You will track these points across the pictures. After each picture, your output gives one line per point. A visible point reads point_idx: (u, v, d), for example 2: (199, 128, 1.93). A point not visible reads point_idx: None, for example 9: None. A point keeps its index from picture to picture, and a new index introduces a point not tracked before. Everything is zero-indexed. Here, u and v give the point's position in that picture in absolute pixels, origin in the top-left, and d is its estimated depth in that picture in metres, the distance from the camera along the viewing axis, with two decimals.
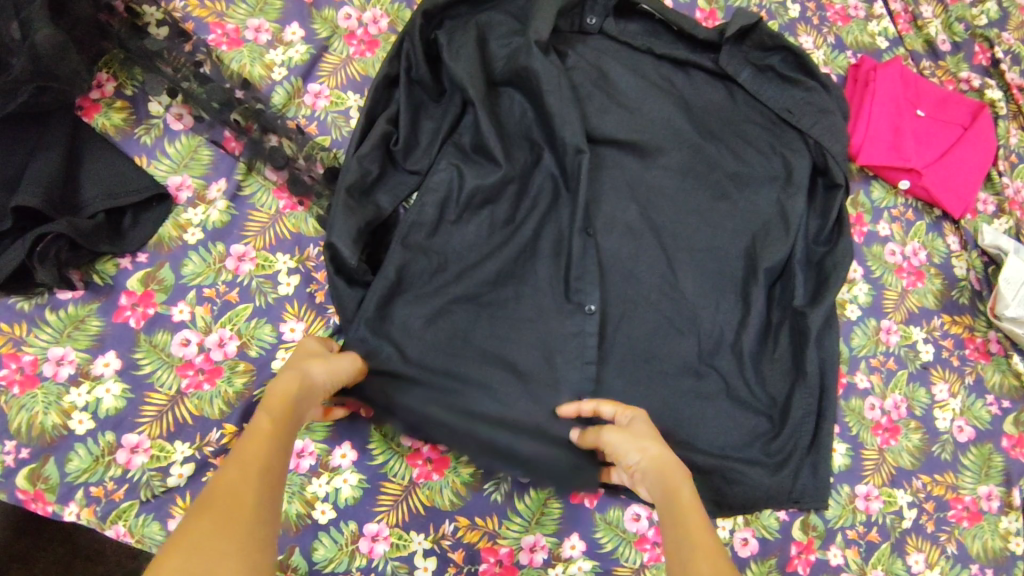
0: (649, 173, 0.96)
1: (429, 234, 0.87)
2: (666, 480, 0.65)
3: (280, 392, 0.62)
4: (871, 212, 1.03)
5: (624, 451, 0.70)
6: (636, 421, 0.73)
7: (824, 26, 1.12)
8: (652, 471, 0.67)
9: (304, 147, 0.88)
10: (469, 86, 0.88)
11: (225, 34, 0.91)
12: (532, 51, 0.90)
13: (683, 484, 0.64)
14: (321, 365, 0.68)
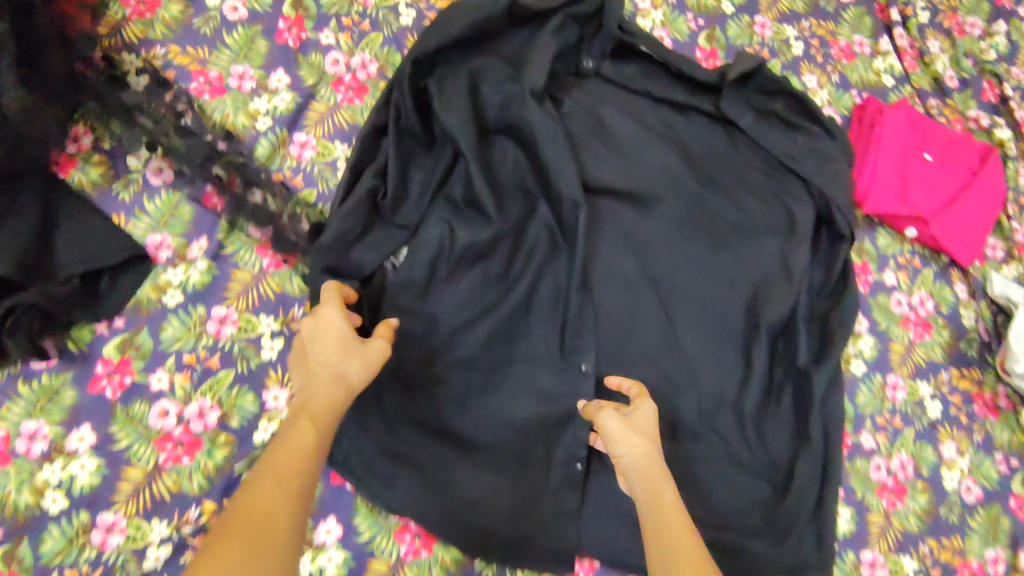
0: (648, 222, 0.92)
1: (420, 293, 0.84)
2: (650, 482, 0.69)
3: (323, 404, 0.64)
4: (877, 260, 1.00)
5: (614, 441, 0.72)
6: (634, 411, 0.74)
7: (829, 64, 1.08)
8: (635, 469, 0.70)
9: (288, 204, 0.84)
10: (462, 139, 0.85)
11: (207, 81, 0.87)
12: (527, 101, 0.89)
13: (665, 487, 0.68)
14: (360, 364, 0.69)
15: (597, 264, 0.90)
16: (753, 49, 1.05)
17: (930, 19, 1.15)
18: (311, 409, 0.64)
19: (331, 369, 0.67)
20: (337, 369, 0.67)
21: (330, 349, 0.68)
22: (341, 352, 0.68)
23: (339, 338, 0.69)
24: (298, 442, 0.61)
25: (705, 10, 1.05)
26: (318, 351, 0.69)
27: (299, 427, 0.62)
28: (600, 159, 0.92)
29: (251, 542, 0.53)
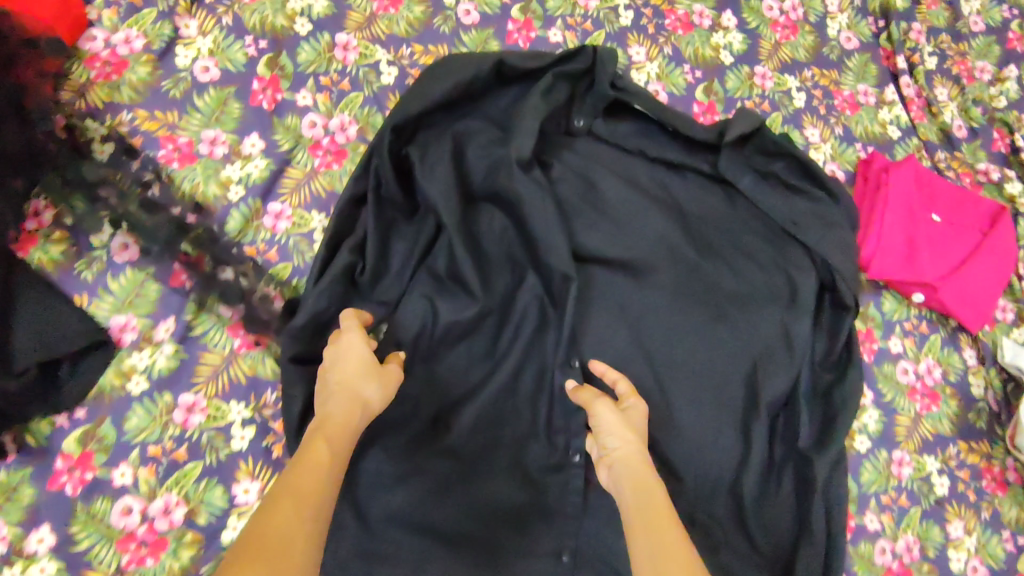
0: (641, 293, 0.87)
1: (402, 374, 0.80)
2: (638, 475, 0.66)
3: (340, 424, 0.63)
4: (882, 326, 0.96)
5: (608, 434, 0.71)
6: (629, 411, 0.74)
7: (832, 115, 1.03)
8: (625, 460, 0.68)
9: (262, 278, 0.80)
10: (444, 213, 0.81)
11: (176, 148, 0.83)
12: (513, 172, 0.84)
13: (654, 481, 0.65)
14: (378, 389, 0.68)
15: (585, 342, 0.85)
16: (753, 101, 1.00)
17: (937, 65, 1.10)
18: (328, 429, 0.62)
19: (350, 392, 0.66)
20: (356, 390, 0.67)
21: (350, 371, 0.68)
22: (360, 374, 0.68)
23: (359, 360, 0.69)
24: (317, 458, 0.59)
25: (703, 61, 1.00)
26: (339, 374, 0.68)
27: (314, 445, 0.60)
28: (594, 225, 0.88)
29: (274, 549, 0.50)
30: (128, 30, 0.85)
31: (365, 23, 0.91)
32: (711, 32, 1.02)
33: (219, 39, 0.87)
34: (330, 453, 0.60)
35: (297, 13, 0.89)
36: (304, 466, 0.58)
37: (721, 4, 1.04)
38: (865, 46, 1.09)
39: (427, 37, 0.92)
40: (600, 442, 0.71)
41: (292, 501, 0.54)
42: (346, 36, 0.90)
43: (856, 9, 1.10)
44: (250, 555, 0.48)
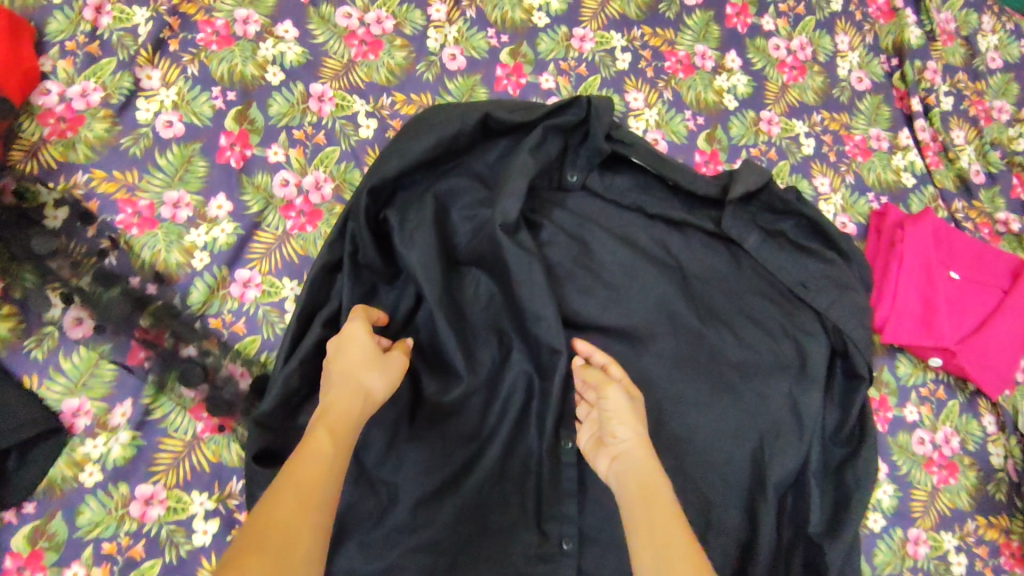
0: (638, 363, 0.81)
1: (379, 460, 0.74)
2: (646, 471, 0.62)
3: (340, 414, 0.60)
4: (896, 392, 0.90)
5: (620, 421, 0.66)
6: (637, 400, 0.69)
7: (843, 162, 0.97)
8: (633, 454, 0.64)
9: (229, 352, 0.75)
10: (423, 284, 0.75)
11: (136, 213, 0.76)
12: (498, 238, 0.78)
13: (662, 478, 0.62)
14: (380, 378, 0.65)
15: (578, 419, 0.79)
16: (759, 149, 0.94)
17: (953, 105, 1.04)
18: (330, 420, 0.60)
19: (352, 382, 0.63)
20: (357, 379, 0.64)
21: (354, 362, 0.65)
22: (364, 363, 0.65)
23: (362, 352, 0.66)
24: (318, 450, 0.56)
25: (705, 107, 0.94)
26: (340, 365, 0.65)
27: (315, 436, 0.57)
28: (588, 290, 0.82)
29: (278, 550, 0.48)
30: (84, 83, 0.79)
31: (343, 71, 0.84)
32: (714, 75, 0.95)
33: (183, 91, 0.80)
34: (332, 445, 0.57)
35: (269, 61, 0.83)
36: (305, 458, 0.55)
37: (725, 43, 0.97)
38: (877, 86, 1.02)
39: (409, 85, 0.86)
40: (607, 427, 0.67)
41: (292, 498, 0.52)
42: (322, 86, 0.83)
43: (868, 47, 1.04)
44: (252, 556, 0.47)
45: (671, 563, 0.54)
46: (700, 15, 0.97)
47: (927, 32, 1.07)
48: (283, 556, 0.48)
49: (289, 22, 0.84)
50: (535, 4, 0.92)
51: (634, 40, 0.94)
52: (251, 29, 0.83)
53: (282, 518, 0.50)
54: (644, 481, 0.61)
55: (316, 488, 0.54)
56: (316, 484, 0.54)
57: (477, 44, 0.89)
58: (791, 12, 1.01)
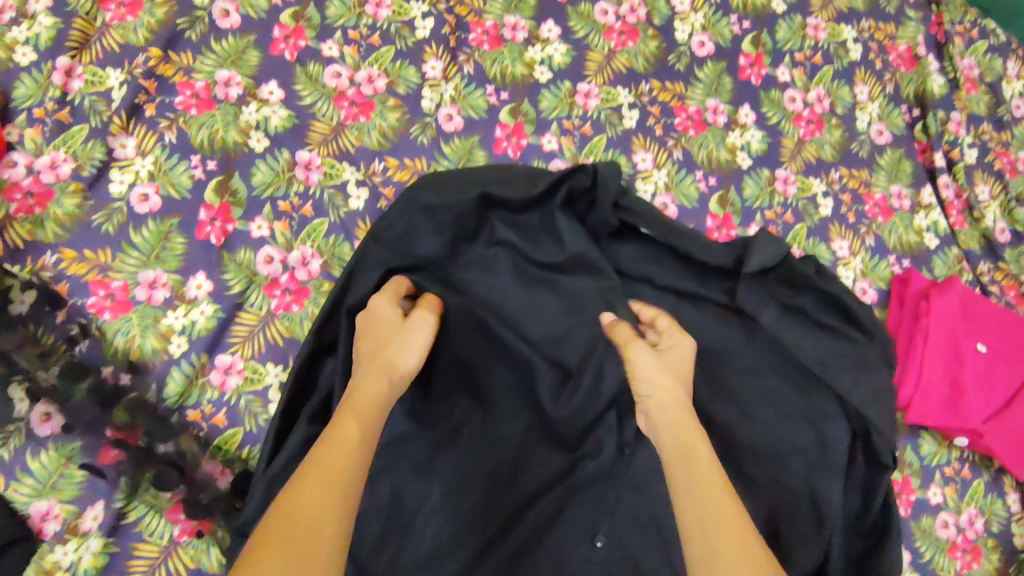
0: (643, 450, 0.75)
1: (373, 549, 0.67)
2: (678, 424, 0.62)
3: (367, 392, 0.60)
4: (919, 473, 0.85)
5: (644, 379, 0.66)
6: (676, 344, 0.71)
7: (863, 224, 0.91)
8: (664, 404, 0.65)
9: (208, 449, 0.70)
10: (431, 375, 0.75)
11: (108, 295, 0.71)
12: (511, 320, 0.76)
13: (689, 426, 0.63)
14: (402, 350, 0.65)
15: (585, 492, 0.72)
16: (774, 211, 0.88)
17: (978, 158, 0.99)
18: (356, 402, 0.58)
19: (376, 359, 0.63)
20: (382, 356, 0.64)
21: (376, 343, 0.66)
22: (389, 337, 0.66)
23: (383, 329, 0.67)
24: (347, 436, 0.55)
25: (717, 166, 0.88)
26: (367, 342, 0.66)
27: (344, 420, 0.56)
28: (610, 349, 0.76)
29: (306, 536, 0.46)
30: (53, 153, 0.73)
31: (331, 135, 0.79)
32: (726, 131, 0.90)
33: (160, 160, 0.75)
34: (359, 428, 0.56)
35: (252, 126, 0.77)
36: (334, 441, 0.54)
37: (739, 96, 0.92)
38: (898, 139, 0.97)
39: (402, 148, 0.81)
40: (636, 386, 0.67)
41: (318, 483, 0.50)
42: (309, 153, 0.78)
43: (888, 97, 0.98)
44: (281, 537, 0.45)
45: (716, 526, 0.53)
46: (711, 66, 0.92)
47: (950, 80, 1.02)
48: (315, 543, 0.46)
49: (274, 83, 0.79)
50: (536, 58, 0.87)
51: (642, 95, 0.88)
52: (233, 91, 0.78)
53: (312, 504, 0.48)
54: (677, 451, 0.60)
55: (342, 472, 0.52)
56: (343, 468, 0.52)
57: (475, 103, 0.84)
58: (807, 61, 0.96)
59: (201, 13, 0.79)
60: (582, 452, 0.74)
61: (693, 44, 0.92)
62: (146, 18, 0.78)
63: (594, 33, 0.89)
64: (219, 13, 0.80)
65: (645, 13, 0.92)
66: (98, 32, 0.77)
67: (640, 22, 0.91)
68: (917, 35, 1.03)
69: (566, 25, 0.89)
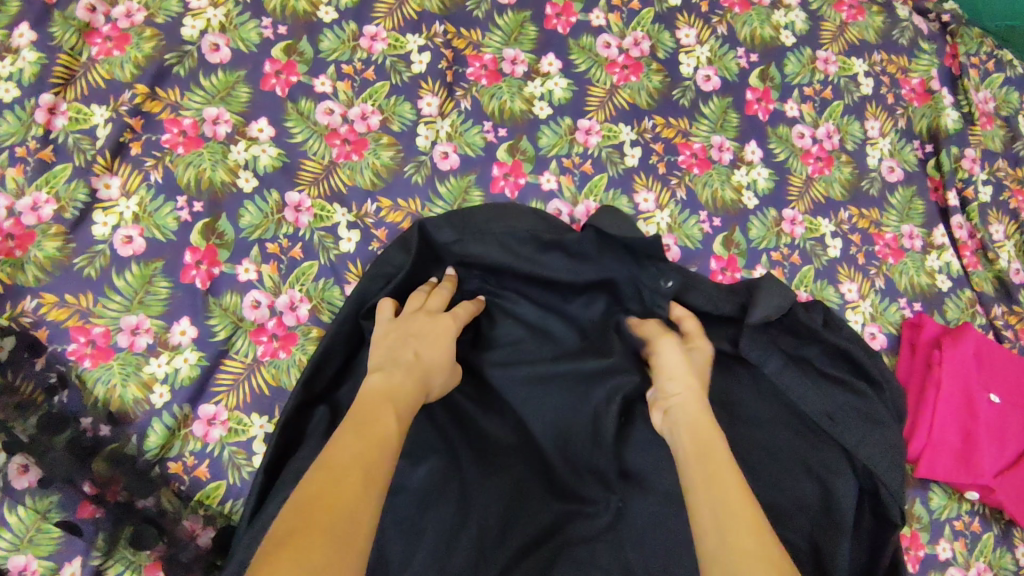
0: (637, 502, 0.69)
1: None
2: (695, 418, 0.61)
3: (406, 395, 0.58)
4: (929, 527, 0.81)
5: (669, 377, 0.66)
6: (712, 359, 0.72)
7: (873, 265, 0.88)
8: (693, 410, 0.63)
9: (188, 503, 0.67)
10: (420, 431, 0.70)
11: (89, 341, 0.68)
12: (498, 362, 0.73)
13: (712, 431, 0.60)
14: (441, 386, 0.65)
15: (574, 548, 0.67)
16: (780, 253, 0.85)
17: (992, 196, 0.96)
18: (394, 393, 0.58)
19: (418, 369, 0.62)
20: (425, 370, 0.63)
21: (426, 348, 0.64)
22: (434, 357, 0.64)
23: (426, 328, 0.66)
24: (386, 428, 0.54)
25: (722, 206, 0.85)
26: (417, 345, 0.64)
27: (382, 408, 0.55)
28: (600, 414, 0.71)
29: (339, 534, 0.43)
30: (35, 193, 0.71)
31: (323, 174, 0.77)
32: (732, 169, 0.87)
33: (145, 201, 0.73)
34: (397, 423, 0.55)
35: (241, 165, 0.75)
36: (372, 429, 0.53)
37: (745, 133, 0.89)
38: (910, 176, 0.94)
39: (396, 188, 0.78)
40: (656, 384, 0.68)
41: (360, 479, 0.48)
42: (299, 194, 0.76)
43: (900, 132, 0.95)
44: (302, 524, 0.43)
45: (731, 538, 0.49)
46: (717, 102, 0.89)
47: (964, 114, 0.99)
48: (348, 539, 0.43)
49: (264, 120, 0.77)
50: (536, 93, 0.84)
51: (644, 132, 0.86)
52: (221, 129, 0.76)
53: (348, 500, 0.46)
54: (697, 443, 0.58)
55: (377, 466, 0.50)
56: (378, 465, 0.50)
57: (472, 140, 0.81)
58: (817, 96, 0.93)
59: (190, 48, 0.78)
60: (579, 505, 0.69)
61: (698, 79, 0.89)
62: (133, 53, 0.76)
63: (596, 67, 0.87)
64: (209, 47, 0.78)
65: (649, 46, 0.89)
66: (83, 67, 0.75)
67: (644, 55, 0.89)
68: (931, 69, 1.00)
69: (567, 58, 0.86)
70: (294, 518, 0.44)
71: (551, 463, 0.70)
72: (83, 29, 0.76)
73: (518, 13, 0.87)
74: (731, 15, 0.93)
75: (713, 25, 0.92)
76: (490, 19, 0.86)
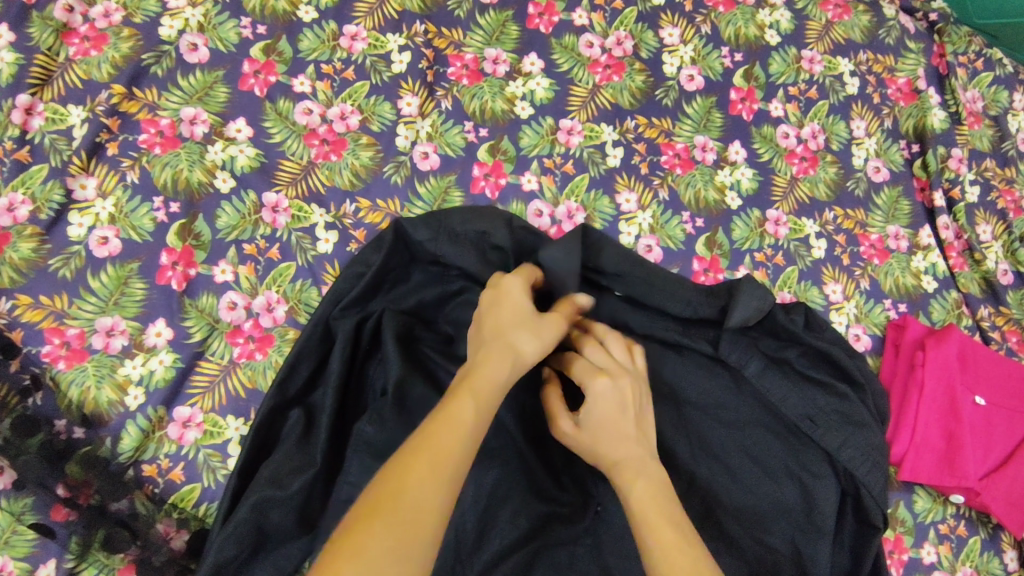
0: (616, 506, 0.68)
1: None
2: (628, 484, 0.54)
3: (484, 378, 0.51)
4: (913, 531, 0.80)
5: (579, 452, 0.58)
6: (617, 386, 0.56)
7: (857, 266, 0.87)
8: (627, 468, 0.55)
9: (162, 508, 0.66)
10: None
11: (63, 343, 0.68)
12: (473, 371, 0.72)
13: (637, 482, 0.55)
14: (531, 339, 0.55)
15: (554, 552, 0.66)
16: (764, 254, 0.84)
17: (980, 196, 0.96)
18: (475, 384, 0.50)
19: (499, 342, 0.54)
20: (506, 341, 0.54)
21: (507, 321, 0.56)
22: (517, 328, 0.55)
23: (518, 310, 0.57)
24: (462, 421, 0.48)
25: (705, 207, 0.85)
26: (495, 320, 0.56)
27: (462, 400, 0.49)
28: None
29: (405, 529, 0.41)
30: (11, 194, 0.70)
31: (301, 174, 0.77)
32: (715, 169, 0.86)
33: (122, 202, 0.72)
34: (475, 413, 0.49)
35: (218, 166, 0.75)
36: (446, 426, 0.47)
37: (729, 133, 0.88)
38: (896, 176, 0.93)
39: (375, 189, 0.78)
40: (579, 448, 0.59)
41: (430, 471, 0.44)
42: (276, 195, 0.76)
43: (886, 132, 0.95)
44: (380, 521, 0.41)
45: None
46: (701, 101, 0.89)
47: (952, 113, 0.99)
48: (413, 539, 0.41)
49: (242, 120, 0.77)
50: (517, 93, 0.84)
51: (626, 132, 0.85)
52: (199, 130, 0.76)
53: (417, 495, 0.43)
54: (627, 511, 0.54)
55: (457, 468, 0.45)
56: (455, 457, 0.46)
57: (452, 140, 0.81)
58: (802, 95, 0.92)
59: (168, 48, 0.77)
60: (558, 509, 0.68)
61: (682, 78, 0.89)
62: (110, 53, 0.76)
63: (578, 66, 0.86)
64: (187, 47, 0.78)
65: (632, 46, 0.89)
66: (60, 67, 0.75)
67: (627, 55, 0.88)
68: (918, 68, 0.99)
69: (549, 58, 0.86)
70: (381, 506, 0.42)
71: (531, 465, 0.69)
72: (60, 29, 0.76)
73: (500, 12, 0.87)
74: (716, 15, 0.93)
75: (697, 25, 0.92)
76: (471, 19, 0.86)
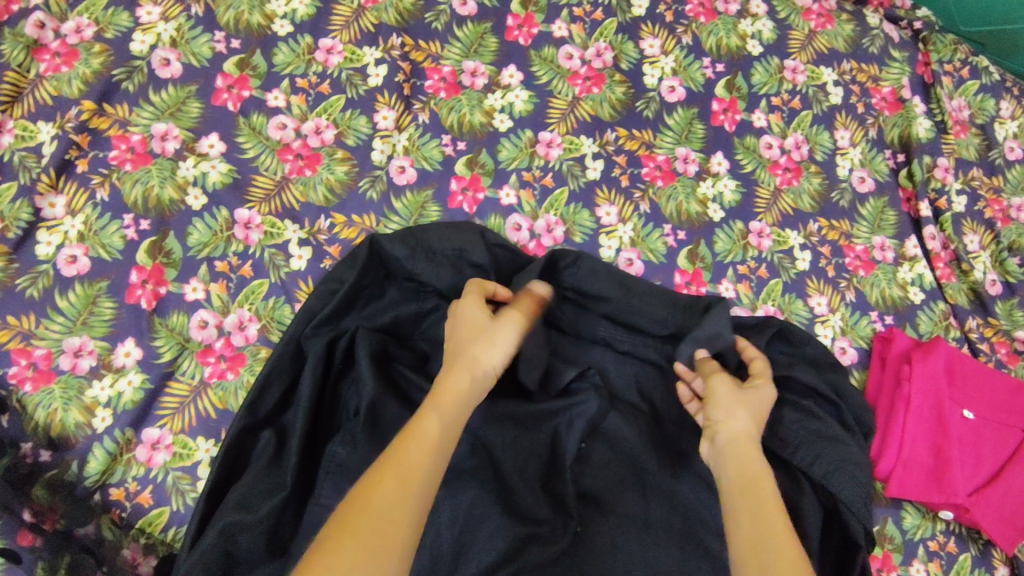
0: (598, 525, 0.66)
1: None
2: (743, 462, 0.58)
3: (449, 393, 0.56)
4: (901, 548, 0.78)
5: (716, 407, 0.63)
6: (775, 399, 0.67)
7: (843, 278, 0.86)
8: (745, 443, 0.60)
9: (128, 533, 0.65)
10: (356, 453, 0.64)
11: (30, 364, 0.66)
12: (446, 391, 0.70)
13: (765, 473, 0.57)
14: (490, 351, 0.61)
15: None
16: (747, 266, 0.83)
17: (967, 206, 0.95)
18: (441, 404, 0.55)
19: (461, 359, 0.59)
20: (467, 356, 0.59)
21: (462, 337, 0.61)
22: (475, 341, 0.61)
23: (471, 324, 0.62)
24: (424, 437, 0.51)
25: (687, 219, 0.83)
26: (453, 340, 0.62)
27: (425, 416, 0.53)
28: (560, 437, 0.70)
29: (377, 539, 0.44)
30: None
31: (275, 190, 0.76)
32: (697, 181, 0.85)
33: (91, 220, 0.71)
34: (439, 431, 0.52)
35: (190, 182, 0.74)
36: (412, 443, 0.50)
37: (711, 144, 0.87)
38: (881, 186, 0.92)
39: (350, 205, 0.77)
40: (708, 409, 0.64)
41: (397, 484, 0.47)
42: (249, 211, 0.74)
43: (871, 142, 0.94)
44: (346, 529, 0.44)
45: (768, 557, 0.49)
46: (682, 113, 0.88)
47: (937, 123, 0.98)
48: (382, 545, 0.44)
49: (214, 135, 0.76)
50: (496, 105, 0.83)
51: (607, 144, 0.84)
52: (170, 145, 0.75)
53: (385, 503, 0.46)
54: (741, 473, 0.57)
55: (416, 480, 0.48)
56: (422, 470, 0.49)
57: (429, 154, 0.80)
58: (784, 105, 0.92)
59: (139, 63, 0.76)
60: (535, 530, 0.65)
61: (663, 89, 0.88)
62: (81, 69, 0.75)
63: (558, 78, 0.85)
64: (159, 62, 0.77)
65: (612, 57, 0.88)
66: (31, 84, 0.74)
67: (606, 67, 0.87)
68: (903, 77, 0.99)
69: (528, 70, 0.85)
70: (349, 516, 0.45)
71: (510, 484, 0.67)
72: (31, 46, 0.75)
73: (478, 24, 0.86)
74: (697, 25, 0.92)
75: (678, 35, 0.91)
76: (449, 31, 0.85)
